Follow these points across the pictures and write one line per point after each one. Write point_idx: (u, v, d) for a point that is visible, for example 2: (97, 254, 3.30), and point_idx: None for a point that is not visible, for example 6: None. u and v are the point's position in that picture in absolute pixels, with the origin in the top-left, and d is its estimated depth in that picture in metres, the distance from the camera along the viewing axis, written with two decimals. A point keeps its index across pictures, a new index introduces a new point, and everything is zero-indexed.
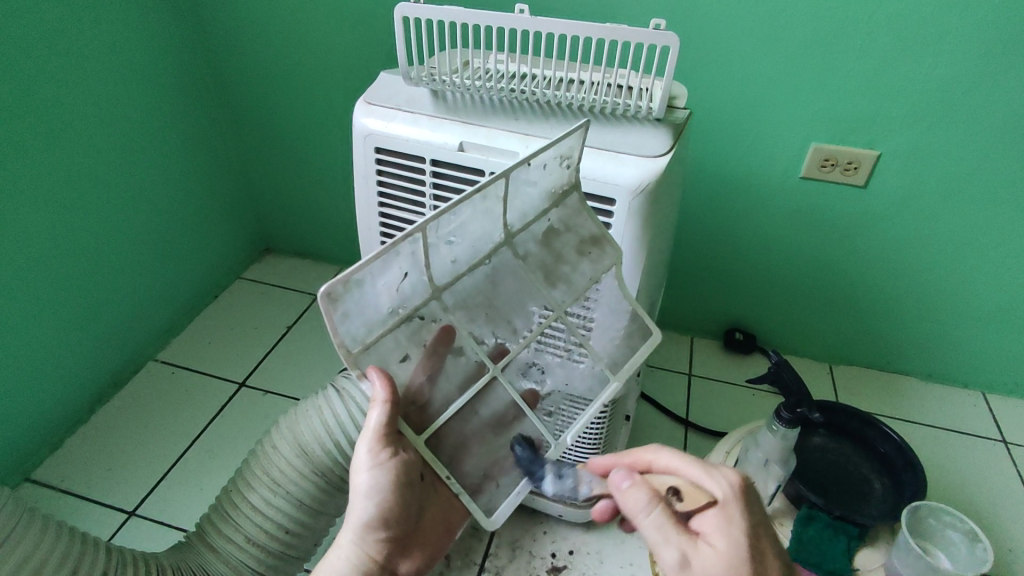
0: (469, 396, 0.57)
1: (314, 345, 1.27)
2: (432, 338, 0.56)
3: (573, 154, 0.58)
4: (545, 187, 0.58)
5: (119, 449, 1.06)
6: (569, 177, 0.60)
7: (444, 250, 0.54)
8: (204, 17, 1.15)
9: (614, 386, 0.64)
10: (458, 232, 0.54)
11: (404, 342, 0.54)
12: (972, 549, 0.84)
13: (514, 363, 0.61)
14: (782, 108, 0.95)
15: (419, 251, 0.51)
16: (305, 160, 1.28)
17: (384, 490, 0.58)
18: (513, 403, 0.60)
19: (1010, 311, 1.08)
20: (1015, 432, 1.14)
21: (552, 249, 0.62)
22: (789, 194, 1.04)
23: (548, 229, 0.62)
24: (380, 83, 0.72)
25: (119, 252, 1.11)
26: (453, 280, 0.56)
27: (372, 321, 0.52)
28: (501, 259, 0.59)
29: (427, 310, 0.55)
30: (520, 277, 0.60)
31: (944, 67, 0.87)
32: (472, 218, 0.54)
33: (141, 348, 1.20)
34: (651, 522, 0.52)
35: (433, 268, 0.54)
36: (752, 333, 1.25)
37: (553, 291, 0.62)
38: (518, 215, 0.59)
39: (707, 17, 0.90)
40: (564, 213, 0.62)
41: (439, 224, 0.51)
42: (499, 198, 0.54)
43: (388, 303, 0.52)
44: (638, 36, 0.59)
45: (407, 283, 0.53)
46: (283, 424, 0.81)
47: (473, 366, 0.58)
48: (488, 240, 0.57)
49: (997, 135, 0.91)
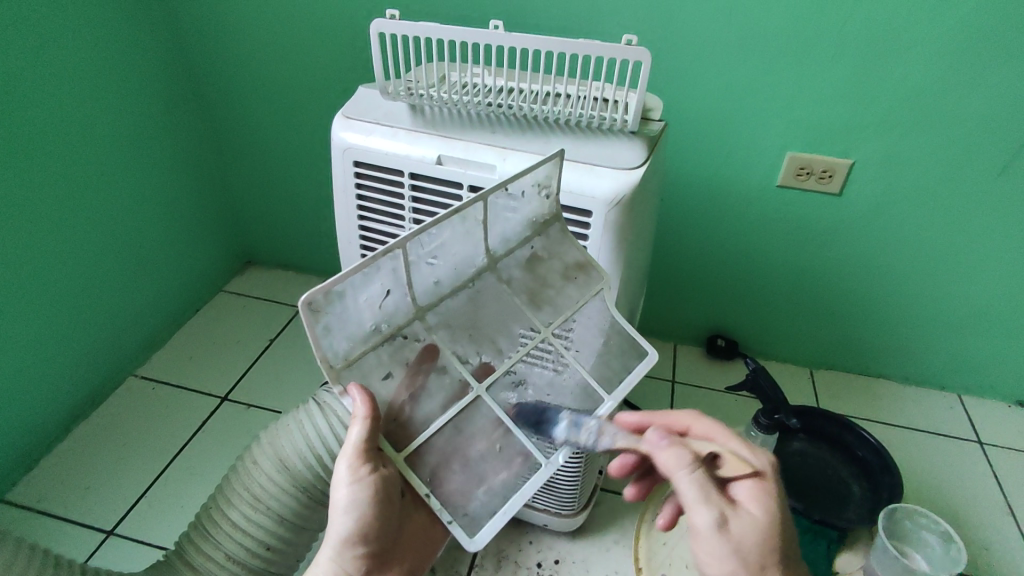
0: (452, 415, 0.56)
1: (297, 357, 1.26)
2: (415, 356, 0.57)
3: (551, 183, 0.60)
4: (527, 212, 0.61)
5: (98, 467, 1.05)
6: (548, 207, 0.62)
7: (426, 270, 0.56)
8: (184, 31, 1.15)
9: (606, 406, 0.61)
10: (439, 252, 0.55)
11: (387, 360, 0.55)
12: (947, 551, 0.85)
13: (501, 380, 0.59)
14: (757, 118, 0.97)
15: (401, 269, 0.53)
16: (287, 172, 1.28)
17: (363, 504, 0.57)
18: (501, 423, 0.58)
19: (982, 314, 1.11)
20: (991, 433, 1.16)
21: (536, 274, 0.63)
22: (767, 202, 1.06)
23: (531, 255, 0.63)
24: (359, 97, 0.73)
25: (98, 268, 1.10)
26: (436, 301, 0.58)
27: (355, 337, 0.53)
28: (485, 284, 0.61)
29: (411, 329, 0.56)
30: (505, 301, 0.61)
31: (912, 77, 0.89)
32: (452, 237, 0.56)
33: (119, 364, 1.18)
34: (692, 483, 0.50)
35: (415, 288, 0.55)
36: (734, 339, 1.26)
37: (539, 313, 0.62)
38: (500, 240, 0.61)
39: (682, 30, 0.91)
40: (548, 241, 0.63)
41: (420, 241, 0.53)
42: (478, 220, 0.56)
43: (372, 320, 0.54)
44: (611, 51, 0.60)
45: (390, 301, 0.54)
46: (263, 439, 0.80)
47: (458, 385, 0.57)
48: (470, 263, 0.59)
49: (965, 143, 0.93)
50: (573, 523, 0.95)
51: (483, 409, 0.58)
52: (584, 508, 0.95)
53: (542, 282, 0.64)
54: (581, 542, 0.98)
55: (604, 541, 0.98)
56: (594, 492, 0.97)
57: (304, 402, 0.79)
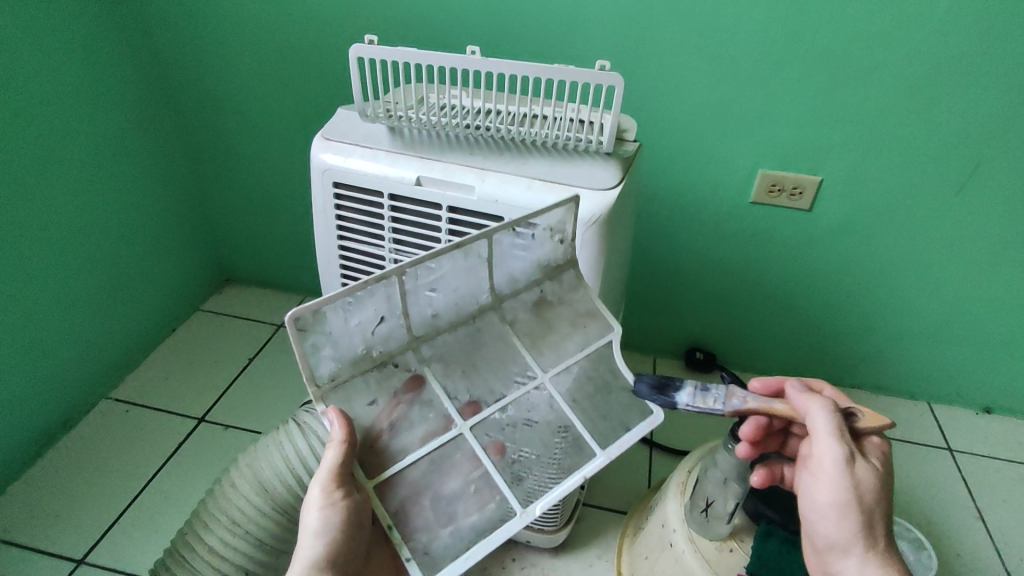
0: (431, 451, 0.57)
1: (276, 376, 1.25)
2: (402, 385, 0.59)
3: (566, 228, 0.63)
4: (535, 255, 0.63)
5: (69, 494, 1.02)
6: (562, 253, 0.65)
7: (425, 301, 0.59)
8: (161, 50, 1.14)
9: (596, 462, 0.60)
10: (439, 283, 0.58)
11: (374, 386, 0.58)
12: (919, 556, 0.86)
13: (488, 422, 0.60)
14: (729, 138, 1.00)
15: (396, 296, 0.56)
16: (266, 189, 1.28)
17: (333, 532, 0.56)
18: (482, 468, 0.58)
19: (949, 325, 1.15)
20: (960, 439, 1.19)
21: (540, 315, 0.66)
22: (740, 218, 1.08)
23: (539, 299, 0.66)
24: (337, 119, 0.73)
25: (70, 288, 1.08)
26: (433, 333, 0.61)
27: (346, 358, 0.56)
28: (486, 323, 0.63)
29: (403, 359, 0.59)
30: (505, 341, 0.64)
31: (875, 99, 0.93)
32: (453, 270, 0.58)
33: (91, 386, 1.16)
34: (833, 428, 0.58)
35: (410, 318, 0.58)
36: (712, 352, 1.28)
37: (541, 357, 0.64)
38: (505, 279, 0.63)
39: (654, 53, 0.94)
40: (557, 287, 0.66)
41: (418, 272, 0.56)
42: (481, 258, 0.59)
43: (363, 343, 0.57)
44: (585, 76, 0.62)
45: (383, 327, 0.57)
46: (242, 461, 0.79)
47: (441, 421, 0.59)
48: (474, 300, 0.62)
49: (926, 161, 0.97)
50: (556, 540, 0.95)
51: (465, 450, 0.58)
52: (566, 524, 0.95)
53: (548, 327, 0.66)
54: (564, 559, 0.98)
55: (587, 556, 0.99)
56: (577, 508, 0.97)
57: (283, 423, 0.79)
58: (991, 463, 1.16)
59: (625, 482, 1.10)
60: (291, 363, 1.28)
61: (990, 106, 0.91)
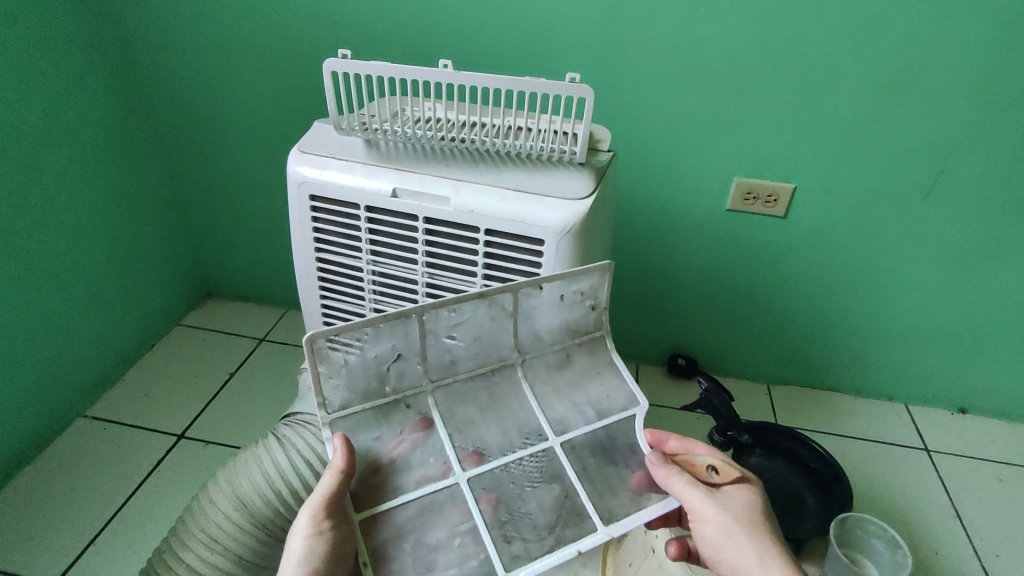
0: (424, 494, 0.58)
1: (258, 389, 1.24)
2: (409, 426, 0.62)
3: (598, 297, 0.66)
4: (559, 317, 0.66)
5: (44, 515, 1.00)
6: (594, 320, 0.67)
7: (445, 347, 0.62)
8: (138, 63, 1.14)
9: (595, 537, 0.57)
10: (458, 331, 0.62)
11: (381, 421, 0.62)
12: (894, 555, 0.88)
13: (487, 475, 0.60)
14: (704, 148, 1.02)
15: (414, 338, 0.60)
16: (246, 202, 1.28)
17: (315, 566, 0.55)
18: (471, 524, 0.57)
19: (922, 327, 1.17)
20: (936, 439, 1.22)
21: (561, 374, 0.68)
22: (716, 226, 1.10)
23: (563, 361, 0.68)
24: (314, 132, 0.74)
25: (46, 305, 1.07)
26: (448, 380, 0.64)
27: (358, 388, 0.61)
28: (504, 376, 0.66)
29: (415, 400, 0.63)
30: (523, 397, 0.66)
31: (844, 109, 0.95)
32: (476, 319, 0.62)
33: (68, 404, 1.14)
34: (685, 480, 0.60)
35: (428, 361, 0.62)
36: (693, 358, 1.29)
37: (559, 409, 0.66)
38: (529, 338, 0.66)
39: (628, 65, 0.96)
40: (588, 353, 0.69)
41: (438, 317, 0.60)
42: (506, 311, 0.63)
43: (377, 378, 0.61)
44: (556, 88, 0.63)
45: (400, 365, 0.61)
46: (221, 477, 0.78)
47: (440, 467, 0.60)
48: (494, 353, 0.65)
49: (894, 167, 1.00)
50: None
51: (458, 499, 0.58)
52: None
53: (570, 386, 0.67)
54: None
55: None
56: None
57: (263, 437, 0.79)
58: (966, 461, 1.18)
59: None
60: (272, 376, 1.27)
61: (951, 113, 0.94)
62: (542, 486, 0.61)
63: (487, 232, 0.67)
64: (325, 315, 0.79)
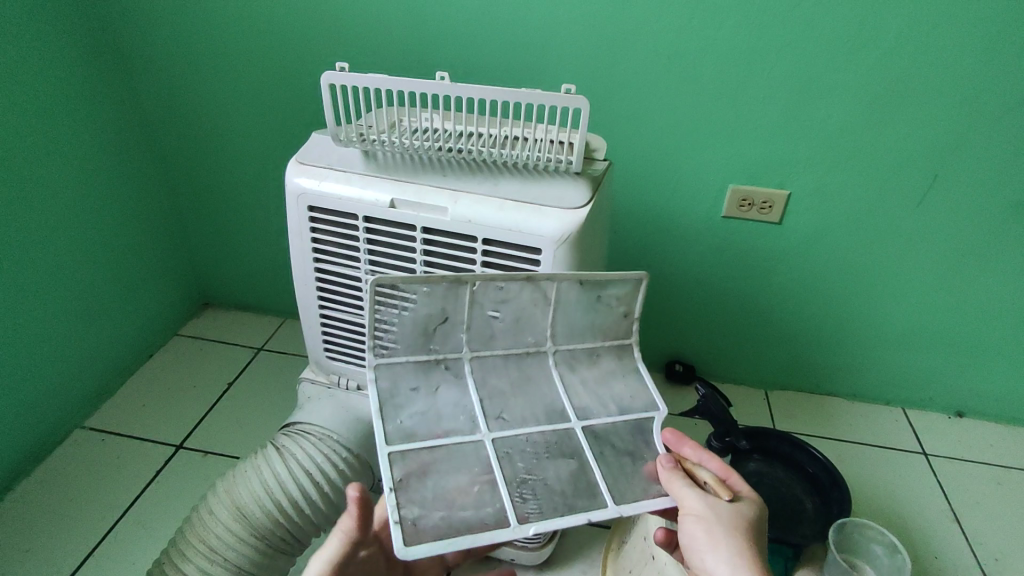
0: (450, 445, 0.60)
1: (256, 399, 1.24)
2: (442, 386, 0.63)
3: (633, 308, 0.67)
4: (595, 317, 0.66)
5: (42, 526, 1.00)
6: (626, 327, 0.68)
7: (487, 322, 0.63)
8: (136, 76, 1.15)
9: (604, 513, 0.57)
10: (503, 308, 0.63)
11: (420, 375, 0.63)
12: (893, 560, 0.89)
13: (512, 440, 0.61)
14: (699, 155, 1.03)
15: (464, 304, 0.61)
16: (244, 212, 1.28)
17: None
18: (491, 476, 0.58)
19: (917, 331, 1.18)
20: (934, 443, 1.22)
21: (591, 368, 0.68)
22: (712, 232, 1.11)
23: (593, 357, 0.68)
24: (312, 143, 0.75)
25: (44, 316, 1.07)
26: (484, 355, 0.65)
27: (404, 340, 0.62)
28: (537, 359, 0.66)
29: (454, 362, 0.64)
30: (553, 381, 0.66)
31: (838, 115, 0.97)
32: (520, 299, 0.63)
33: (66, 416, 1.14)
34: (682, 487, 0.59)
35: (471, 330, 0.63)
36: (691, 364, 1.30)
37: (583, 398, 0.65)
38: (566, 327, 0.66)
39: (623, 75, 0.97)
40: (617, 358, 0.69)
41: (487, 291, 0.61)
42: (546, 299, 0.63)
43: (423, 335, 0.63)
44: (552, 99, 0.64)
45: (445, 327, 0.63)
46: (220, 488, 0.78)
47: (468, 426, 0.61)
48: (532, 336, 0.66)
49: (887, 172, 1.01)
50: (542, 555, 0.95)
51: (481, 456, 0.59)
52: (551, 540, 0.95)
53: (596, 381, 0.67)
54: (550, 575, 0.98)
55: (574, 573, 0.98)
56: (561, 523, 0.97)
57: (261, 448, 0.80)
58: (964, 465, 1.18)
59: None
60: (270, 386, 1.27)
61: (941, 121, 0.95)
62: (563, 453, 0.61)
63: (485, 241, 0.67)
64: (323, 325, 0.79)
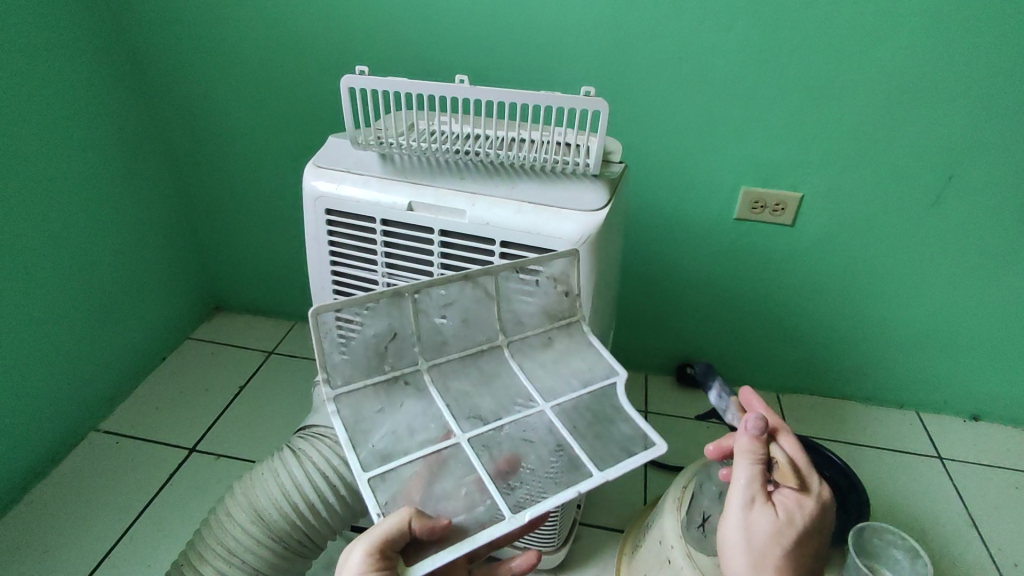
0: (427, 453, 0.57)
1: (268, 402, 1.24)
2: (408, 399, 0.62)
3: (573, 285, 0.66)
4: (540, 303, 0.66)
5: (58, 529, 1.00)
6: (571, 306, 0.68)
7: (437, 326, 0.63)
8: (150, 81, 1.16)
9: (592, 480, 0.56)
10: (449, 311, 0.62)
11: (381, 397, 0.61)
12: (913, 564, 0.88)
13: (485, 436, 0.59)
14: (711, 158, 1.03)
15: (409, 315, 0.60)
16: (256, 216, 1.29)
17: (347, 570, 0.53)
18: (476, 474, 0.56)
19: (932, 334, 1.17)
20: (949, 447, 1.21)
21: (546, 357, 0.68)
22: (724, 234, 1.11)
23: (546, 343, 0.68)
24: (328, 146, 0.75)
25: (58, 319, 1.07)
26: (440, 357, 0.65)
27: (358, 366, 0.61)
28: (493, 356, 0.66)
29: (412, 375, 0.63)
30: (512, 374, 0.65)
31: (851, 117, 0.96)
32: (464, 299, 0.62)
33: (81, 418, 1.15)
34: (746, 471, 0.58)
35: (422, 337, 0.63)
36: (702, 367, 1.29)
37: (544, 387, 0.64)
38: (514, 320, 0.66)
39: (636, 78, 0.97)
40: (568, 338, 0.69)
41: (429, 296, 0.60)
42: (490, 294, 0.63)
43: (375, 358, 0.62)
44: (571, 101, 0.64)
45: (396, 344, 0.62)
46: (238, 490, 0.79)
47: (441, 430, 0.60)
48: (483, 336, 0.66)
49: (900, 174, 1.00)
50: (555, 559, 0.95)
51: (460, 458, 0.57)
52: (564, 544, 0.95)
53: (553, 367, 0.67)
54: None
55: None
56: (574, 526, 0.97)
57: (278, 450, 0.80)
58: (980, 469, 1.17)
59: (622, 499, 1.09)
60: (283, 389, 1.27)
61: (956, 122, 0.95)
62: (538, 443, 0.59)
63: (502, 244, 0.67)
64: None
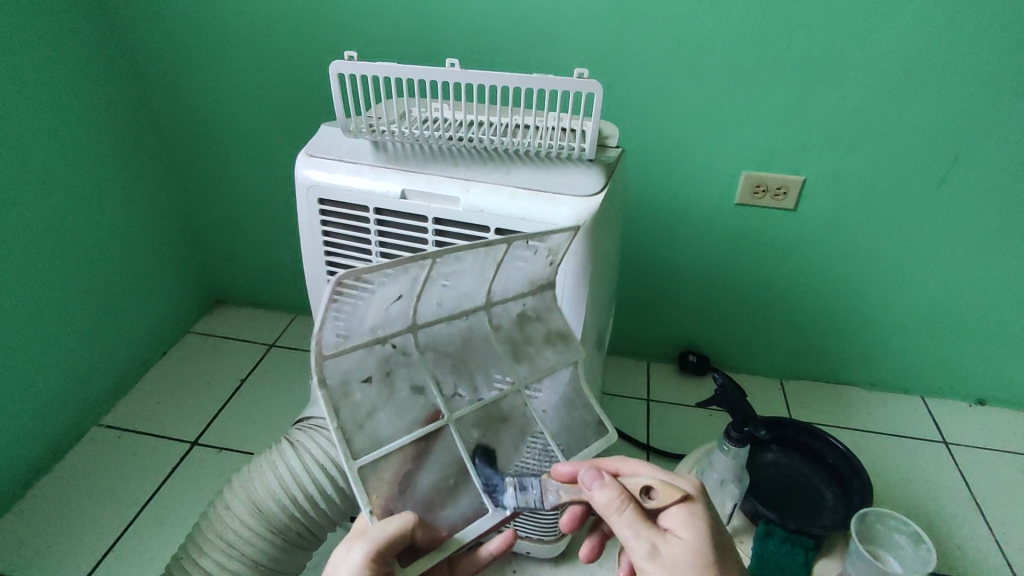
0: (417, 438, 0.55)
1: (269, 395, 1.24)
2: (397, 367, 0.57)
3: (559, 252, 0.63)
4: (531, 268, 0.62)
5: (60, 524, 1.00)
6: (549, 271, 0.65)
7: (435, 291, 0.56)
8: (144, 73, 1.15)
9: None
10: (452, 276, 0.56)
11: (370, 364, 0.55)
12: (917, 549, 0.87)
13: (467, 416, 0.58)
14: (711, 142, 1.01)
15: (420, 279, 0.53)
16: (254, 207, 1.28)
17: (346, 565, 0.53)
18: (461, 461, 0.56)
19: (937, 317, 1.15)
20: (955, 432, 1.20)
21: (522, 332, 0.65)
22: (725, 219, 1.09)
23: (521, 313, 0.65)
24: (320, 135, 0.74)
25: (56, 314, 1.07)
26: (432, 321, 0.58)
27: (353, 329, 0.53)
28: (476, 327, 0.61)
29: (401, 340, 0.57)
30: (492, 344, 0.62)
31: (855, 98, 0.94)
32: (470, 269, 0.56)
33: (83, 414, 1.15)
34: (624, 522, 0.53)
35: (420, 304, 0.56)
36: (704, 354, 1.28)
37: (518, 367, 0.62)
38: (502, 287, 0.62)
39: (633, 60, 0.95)
40: (538, 302, 0.66)
41: (444, 262, 0.53)
42: (495, 261, 0.57)
43: (372, 321, 0.54)
44: (567, 84, 0.62)
45: (396, 305, 0.55)
46: (237, 483, 0.78)
47: (429, 409, 0.57)
48: (470, 300, 0.60)
49: (904, 156, 0.98)
50: (554, 550, 0.95)
51: (446, 441, 0.56)
52: (564, 534, 0.94)
53: (525, 339, 0.65)
54: (564, 568, 0.97)
55: (587, 566, 0.97)
56: None
57: (276, 442, 0.80)
58: (986, 454, 1.16)
59: None
60: (285, 381, 1.27)
61: (962, 102, 0.92)
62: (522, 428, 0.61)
63: (497, 231, 0.66)
64: None
